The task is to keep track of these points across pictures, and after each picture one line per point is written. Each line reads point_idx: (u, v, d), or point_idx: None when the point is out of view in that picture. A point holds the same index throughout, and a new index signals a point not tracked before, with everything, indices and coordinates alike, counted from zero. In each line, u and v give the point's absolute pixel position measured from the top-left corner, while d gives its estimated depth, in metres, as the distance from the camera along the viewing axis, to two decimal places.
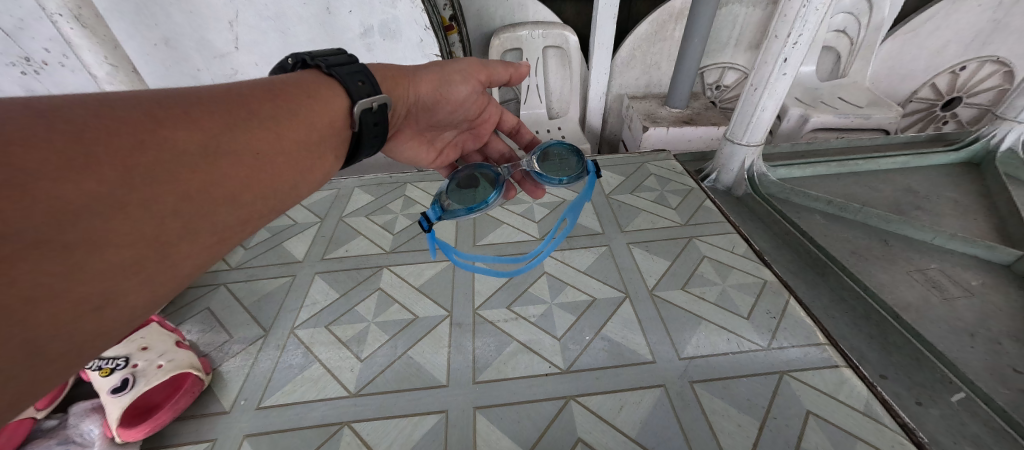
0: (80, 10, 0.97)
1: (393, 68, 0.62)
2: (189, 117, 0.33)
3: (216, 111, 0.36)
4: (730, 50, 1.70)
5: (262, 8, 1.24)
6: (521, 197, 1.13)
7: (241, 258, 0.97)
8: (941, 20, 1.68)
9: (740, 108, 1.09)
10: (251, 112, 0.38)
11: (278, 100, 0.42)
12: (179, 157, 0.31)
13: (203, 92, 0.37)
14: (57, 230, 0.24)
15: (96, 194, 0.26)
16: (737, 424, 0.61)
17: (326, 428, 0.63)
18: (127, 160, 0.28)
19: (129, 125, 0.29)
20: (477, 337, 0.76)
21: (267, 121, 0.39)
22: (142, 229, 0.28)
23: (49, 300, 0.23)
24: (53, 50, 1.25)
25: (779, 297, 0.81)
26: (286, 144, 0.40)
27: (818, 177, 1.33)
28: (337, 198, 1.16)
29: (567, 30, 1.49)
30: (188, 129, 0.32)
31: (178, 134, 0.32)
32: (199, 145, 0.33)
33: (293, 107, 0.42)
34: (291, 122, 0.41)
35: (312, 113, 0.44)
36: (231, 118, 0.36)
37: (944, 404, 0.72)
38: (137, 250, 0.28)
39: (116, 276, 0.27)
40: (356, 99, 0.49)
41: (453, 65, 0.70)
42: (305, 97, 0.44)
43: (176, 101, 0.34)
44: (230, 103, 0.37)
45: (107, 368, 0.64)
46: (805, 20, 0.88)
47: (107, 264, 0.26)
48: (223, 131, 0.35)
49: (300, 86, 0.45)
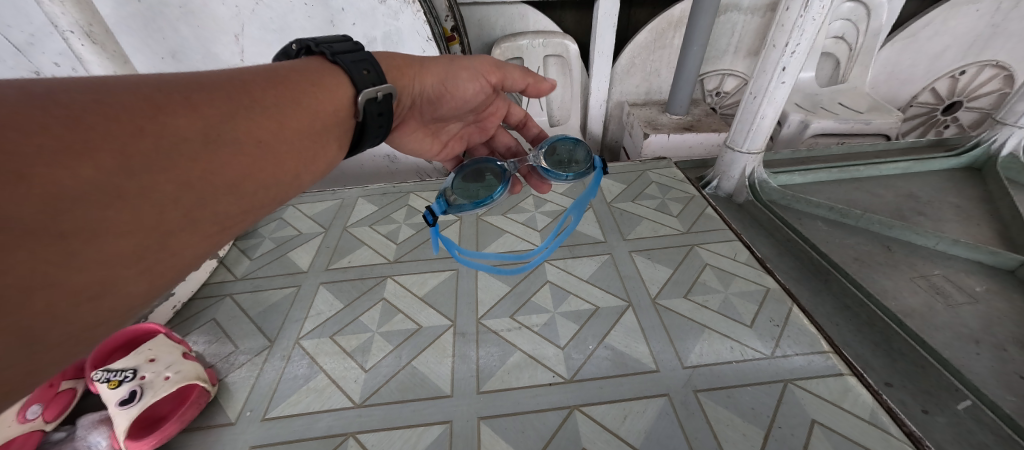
0: (91, 27, 1.00)
1: (400, 59, 0.63)
2: (189, 105, 0.34)
3: (217, 100, 0.36)
4: (730, 57, 1.72)
5: (267, 21, 1.27)
6: (523, 206, 1.15)
7: (247, 268, 0.99)
8: (939, 25, 1.70)
9: (740, 114, 1.10)
10: (253, 101, 0.39)
11: (279, 89, 0.42)
12: (178, 145, 0.31)
13: (204, 80, 0.38)
14: (52, 217, 0.24)
15: (93, 181, 0.26)
16: (742, 433, 0.61)
17: (331, 440, 0.63)
18: (126, 147, 0.28)
19: (128, 112, 0.30)
20: (480, 347, 0.76)
21: (269, 109, 0.40)
22: (143, 218, 0.28)
23: (43, 289, 0.24)
24: (62, 65, 1.29)
25: (781, 304, 0.81)
26: (287, 133, 0.41)
27: (818, 184, 1.34)
28: (341, 208, 1.17)
29: (567, 39, 1.52)
30: (188, 116, 0.33)
31: (178, 121, 0.32)
32: (199, 132, 0.33)
33: (296, 97, 0.43)
34: (293, 112, 0.42)
35: (314, 102, 0.45)
36: (231, 106, 0.37)
37: (951, 412, 0.71)
38: (137, 239, 0.28)
39: (115, 265, 0.27)
40: (362, 88, 0.51)
41: (462, 59, 0.70)
42: (308, 87, 0.45)
43: (176, 88, 0.35)
44: (231, 92, 0.38)
45: (115, 380, 0.64)
46: (803, 30, 0.90)
47: (106, 253, 0.27)
48: (223, 120, 0.36)
49: (304, 75, 0.47)
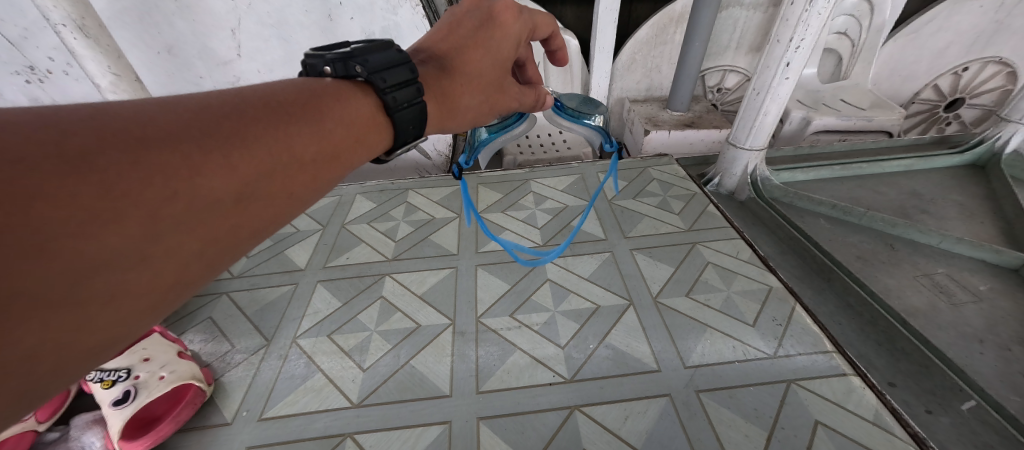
0: (83, 20, 0.97)
1: (444, 100, 0.47)
2: (231, 138, 0.28)
3: (260, 127, 0.30)
4: (731, 53, 1.71)
5: (264, 15, 1.25)
6: (523, 203, 1.14)
7: (244, 266, 0.97)
8: (942, 21, 1.69)
9: (743, 111, 1.09)
10: (300, 127, 0.32)
11: (332, 118, 0.35)
12: (217, 195, 0.26)
13: (250, 99, 0.32)
14: (64, 288, 0.20)
15: (114, 245, 0.22)
16: (744, 434, 0.60)
17: (329, 440, 0.62)
18: (161, 200, 0.23)
19: (164, 146, 0.25)
20: (480, 346, 0.76)
21: (318, 136, 0.33)
22: (163, 277, 0.24)
23: (50, 357, 0.21)
24: (57, 59, 1.28)
25: (785, 304, 0.81)
26: (332, 165, 0.34)
27: (821, 181, 1.33)
28: (339, 205, 1.16)
29: (567, 34, 1.52)
30: (228, 158, 0.27)
31: (221, 162, 0.27)
32: (242, 176, 0.28)
33: (346, 121, 0.36)
34: (342, 141, 0.35)
35: (362, 138, 0.37)
36: (276, 134, 0.31)
37: (955, 413, 0.71)
38: (152, 300, 0.24)
39: (128, 327, 0.23)
40: (403, 141, 0.42)
41: (507, 93, 0.56)
42: (359, 110, 0.38)
43: (218, 113, 0.29)
44: (278, 114, 0.32)
45: (109, 380, 0.63)
46: (807, 24, 0.88)
47: (116, 318, 0.23)
48: (267, 162, 0.29)
49: (357, 93, 0.39)
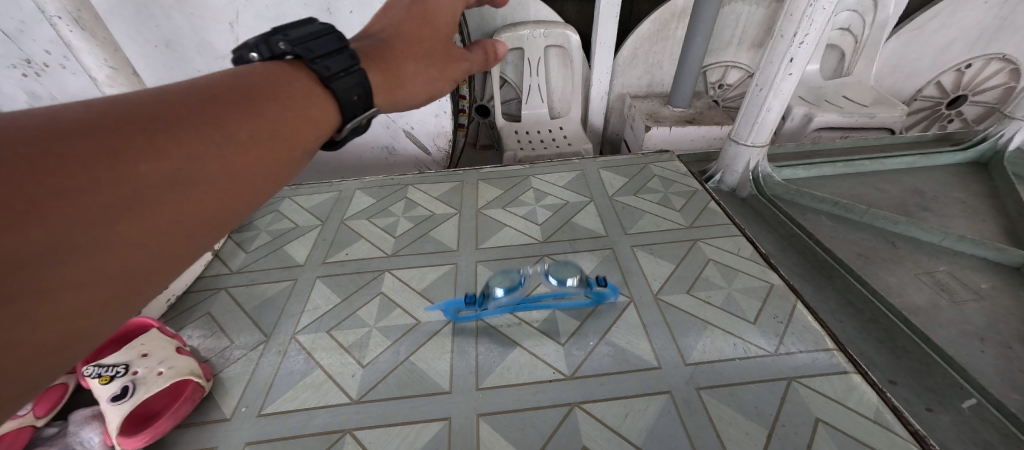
0: (79, 12, 0.96)
1: (377, 73, 0.45)
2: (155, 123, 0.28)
3: (184, 111, 0.30)
4: (733, 49, 1.69)
5: (262, 8, 1.23)
6: (523, 199, 1.13)
7: (242, 261, 0.97)
8: (946, 18, 1.67)
9: (745, 107, 1.08)
10: (231, 109, 0.32)
11: (267, 100, 0.35)
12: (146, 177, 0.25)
13: (174, 90, 0.31)
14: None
15: (42, 236, 0.21)
16: (745, 432, 0.60)
17: (329, 436, 0.62)
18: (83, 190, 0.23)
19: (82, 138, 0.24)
20: (480, 342, 0.75)
21: (252, 115, 0.33)
22: (105, 260, 0.24)
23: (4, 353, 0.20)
24: (54, 52, 1.27)
25: (786, 301, 0.80)
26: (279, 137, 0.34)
27: (823, 178, 1.33)
28: (338, 200, 1.16)
29: (568, 29, 1.52)
30: (148, 140, 0.26)
31: (141, 146, 0.26)
32: (171, 158, 0.27)
33: (285, 99, 0.36)
34: (283, 116, 0.35)
35: (306, 114, 0.37)
36: (207, 116, 0.30)
37: (955, 411, 0.70)
38: (100, 285, 0.24)
39: (83, 315, 0.23)
40: (350, 113, 0.41)
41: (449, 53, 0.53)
42: (295, 88, 0.37)
43: (141, 104, 0.28)
44: (205, 99, 0.32)
45: (107, 375, 0.62)
46: (812, 20, 0.87)
47: (65, 309, 0.22)
48: (199, 142, 0.29)
49: (289, 75, 0.38)
